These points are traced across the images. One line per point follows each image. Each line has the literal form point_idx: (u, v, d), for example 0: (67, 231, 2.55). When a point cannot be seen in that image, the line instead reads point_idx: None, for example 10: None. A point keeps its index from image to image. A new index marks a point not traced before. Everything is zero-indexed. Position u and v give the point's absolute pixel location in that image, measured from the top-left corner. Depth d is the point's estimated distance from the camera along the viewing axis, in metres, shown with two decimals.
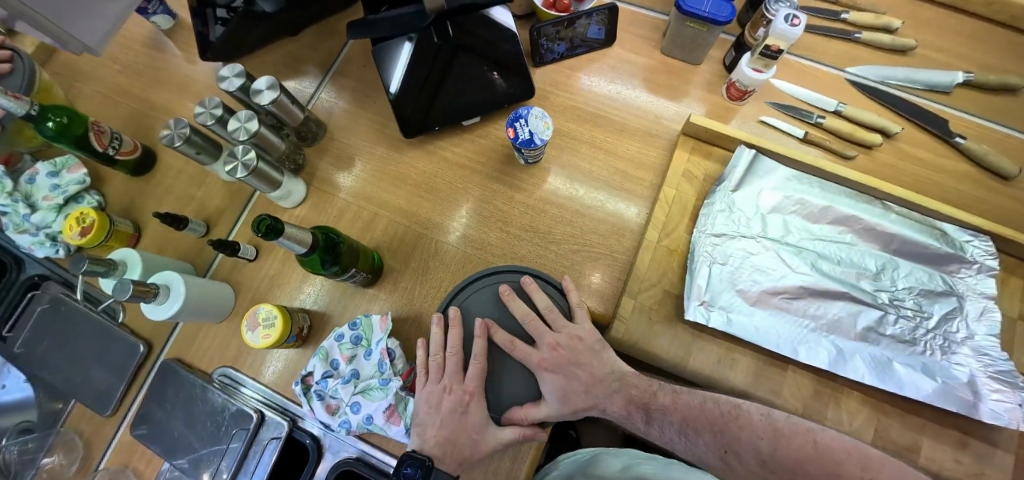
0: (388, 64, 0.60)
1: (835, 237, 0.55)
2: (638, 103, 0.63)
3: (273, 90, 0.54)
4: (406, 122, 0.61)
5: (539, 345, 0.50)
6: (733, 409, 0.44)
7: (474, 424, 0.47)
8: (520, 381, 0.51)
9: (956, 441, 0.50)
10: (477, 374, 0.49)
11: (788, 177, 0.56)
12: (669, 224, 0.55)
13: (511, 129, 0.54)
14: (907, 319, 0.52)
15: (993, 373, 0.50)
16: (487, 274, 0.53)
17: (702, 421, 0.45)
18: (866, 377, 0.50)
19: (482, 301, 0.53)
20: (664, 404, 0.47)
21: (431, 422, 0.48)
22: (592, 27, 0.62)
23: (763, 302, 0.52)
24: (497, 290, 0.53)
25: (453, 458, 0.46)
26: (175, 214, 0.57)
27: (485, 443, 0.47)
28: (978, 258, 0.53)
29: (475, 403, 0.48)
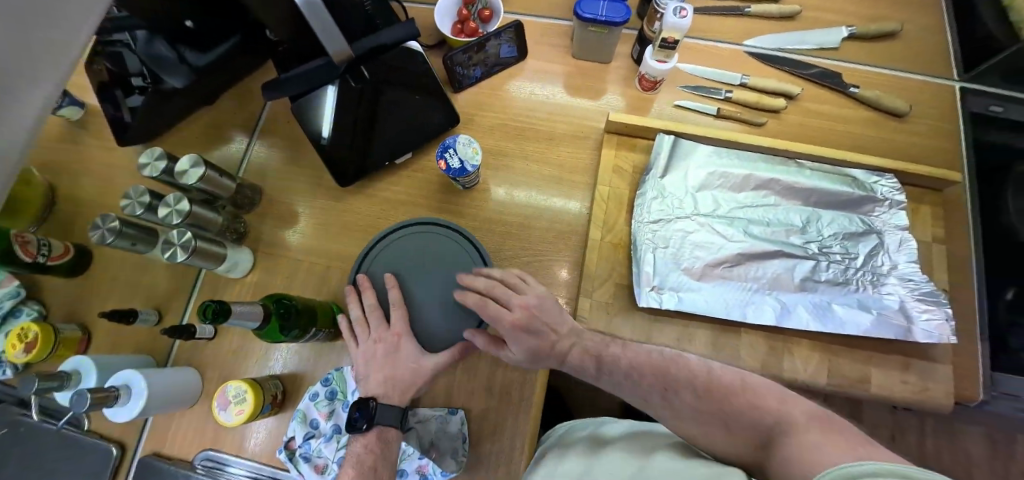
0: (314, 116, 0.59)
1: (761, 202, 0.58)
2: (560, 109, 0.65)
3: (198, 166, 0.54)
4: (342, 170, 0.61)
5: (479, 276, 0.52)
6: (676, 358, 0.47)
7: (408, 359, 0.50)
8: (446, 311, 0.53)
9: (900, 364, 0.54)
10: (401, 316, 0.52)
11: (710, 154, 0.59)
12: (610, 220, 0.58)
13: (442, 161, 0.56)
14: (838, 263, 0.57)
15: (921, 295, 0.55)
16: (401, 228, 0.56)
17: (652, 366, 0.47)
18: (811, 324, 0.54)
19: (393, 255, 0.55)
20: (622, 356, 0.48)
21: (371, 371, 0.51)
22: (504, 46, 0.64)
23: (707, 275, 0.56)
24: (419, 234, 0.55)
25: (395, 392, 0.50)
26: (122, 309, 0.56)
27: (420, 373, 0.50)
28: (887, 195, 0.58)
29: (405, 342, 0.51)
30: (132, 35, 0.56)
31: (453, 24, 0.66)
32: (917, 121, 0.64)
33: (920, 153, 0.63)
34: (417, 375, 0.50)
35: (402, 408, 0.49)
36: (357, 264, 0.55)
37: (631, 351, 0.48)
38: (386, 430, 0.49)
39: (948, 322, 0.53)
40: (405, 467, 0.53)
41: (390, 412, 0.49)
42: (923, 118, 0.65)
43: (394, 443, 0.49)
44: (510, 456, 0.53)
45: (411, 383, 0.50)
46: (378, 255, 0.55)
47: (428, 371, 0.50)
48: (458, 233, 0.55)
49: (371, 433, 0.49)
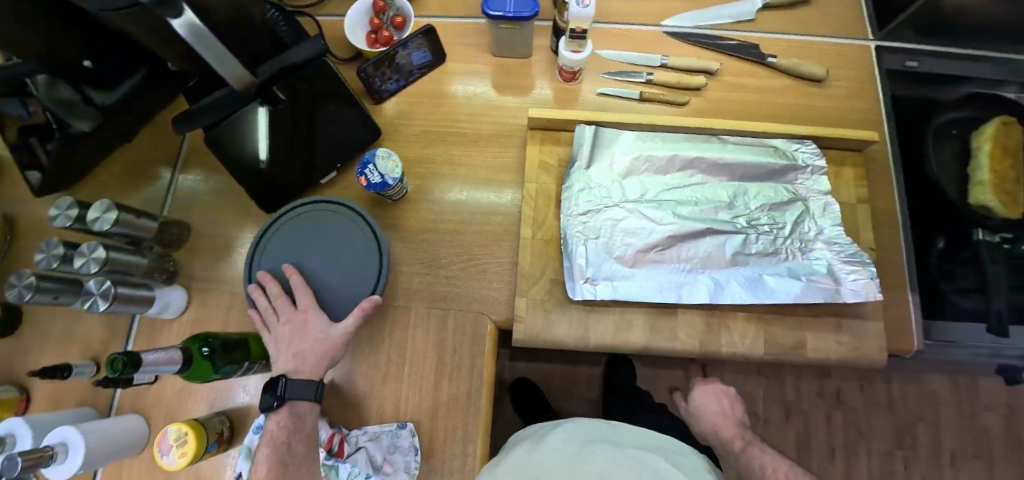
0: (245, 141, 0.56)
1: (687, 181, 0.59)
2: (484, 110, 0.65)
3: (111, 211, 0.52)
4: (282, 188, 0.60)
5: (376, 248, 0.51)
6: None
7: (316, 334, 0.48)
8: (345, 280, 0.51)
9: (832, 325, 0.56)
10: (303, 291, 0.49)
11: (634, 139, 0.59)
12: (539, 216, 0.58)
13: (362, 177, 0.55)
14: (767, 234, 0.57)
15: (846, 257, 0.56)
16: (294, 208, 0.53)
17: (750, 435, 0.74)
18: (744, 297, 0.55)
19: (290, 230, 0.53)
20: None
21: (282, 353, 0.49)
22: (414, 54, 0.64)
23: (640, 261, 0.56)
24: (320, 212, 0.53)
25: (307, 367, 0.48)
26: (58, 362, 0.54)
27: (330, 341, 0.48)
28: (809, 161, 0.59)
29: (312, 316, 0.49)
30: (29, 81, 0.50)
31: (367, 35, 0.65)
32: (834, 84, 0.65)
33: (839, 116, 0.64)
34: (331, 345, 0.49)
35: (317, 383, 0.48)
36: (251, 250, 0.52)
37: (754, 454, 0.69)
38: (301, 404, 0.49)
39: (873, 280, 0.54)
40: None
41: (304, 384, 0.48)
42: (841, 81, 0.66)
43: (307, 417, 0.49)
44: (463, 462, 0.54)
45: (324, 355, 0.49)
46: (271, 245, 0.52)
47: (339, 338, 0.49)
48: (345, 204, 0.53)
49: (284, 410, 0.48)
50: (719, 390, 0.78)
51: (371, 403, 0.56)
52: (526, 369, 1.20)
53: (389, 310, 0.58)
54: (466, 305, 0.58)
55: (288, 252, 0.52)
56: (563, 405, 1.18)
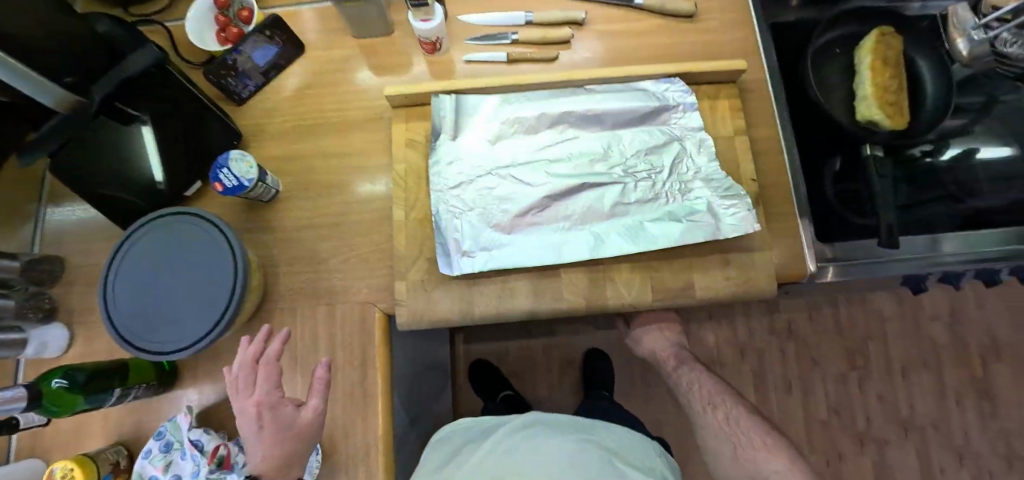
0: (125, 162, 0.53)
1: (559, 138, 0.57)
2: (351, 96, 0.63)
3: None
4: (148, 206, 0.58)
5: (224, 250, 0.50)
6: (724, 395, 0.70)
7: (281, 427, 0.44)
8: (201, 291, 0.49)
9: (720, 261, 0.55)
10: (268, 377, 0.44)
11: (499, 103, 0.57)
12: (411, 196, 0.56)
13: (217, 182, 0.53)
14: (645, 180, 0.56)
15: (725, 192, 0.55)
16: (139, 228, 0.51)
17: (683, 353, 0.80)
18: (625, 247, 0.54)
19: (140, 254, 0.50)
20: (689, 398, 0.74)
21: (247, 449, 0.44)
22: (255, 54, 0.61)
23: (518, 226, 0.55)
24: (169, 228, 0.51)
25: (273, 468, 0.43)
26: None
27: (299, 430, 0.45)
28: (679, 100, 0.57)
29: (272, 407, 0.44)
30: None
31: (217, 33, 0.62)
32: (705, 17, 0.64)
33: (713, 49, 0.63)
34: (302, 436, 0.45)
35: None
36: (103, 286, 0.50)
37: (684, 372, 0.76)
38: None
39: (750, 212, 0.53)
40: None
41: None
42: (710, 14, 0.64)
43: None
44: (366, 453, 0.53)
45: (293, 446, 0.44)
46: (124, 275, 0.50)
47: (310, 423, 0.45)
48: (190, 212, 0.51)
49: None
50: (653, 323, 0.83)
51: None
52: (482, 350, 1.20)
53: (275, 314, 0.57)
54: (352, 297, 0.57)
55: (145, 279, 0.50)
56: (524, 380, 1.19)
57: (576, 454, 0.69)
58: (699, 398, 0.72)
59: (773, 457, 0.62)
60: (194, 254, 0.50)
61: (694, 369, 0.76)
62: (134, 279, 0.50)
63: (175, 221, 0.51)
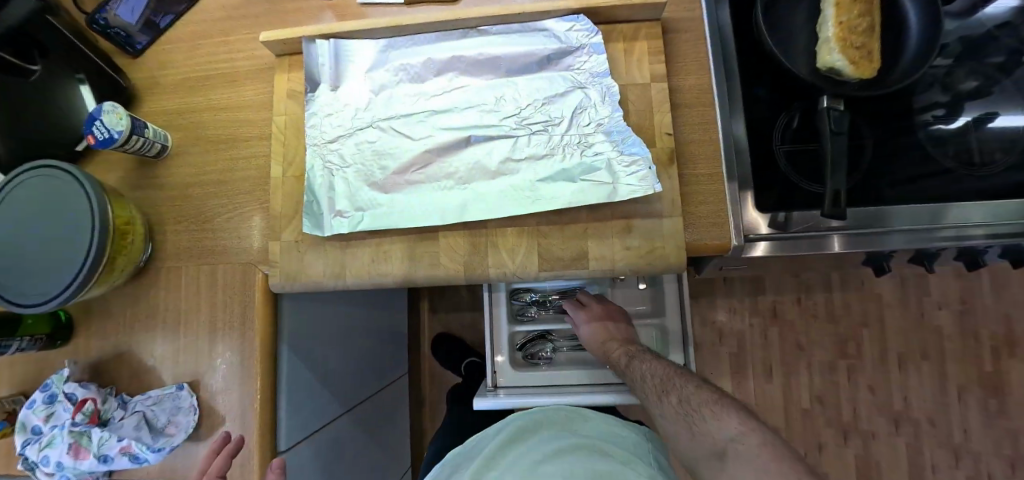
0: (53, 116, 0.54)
1: (446, 88, 0.51)
2: (244, 45, 0.59)
3: None
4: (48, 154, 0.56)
5: (86, 202, 0.48)
6: (680, 376, 0.48)
7: None
8: (63, 246, 0.48)
9: (621, 228, 0.49)
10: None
11: (383, 49, 0.52)
12: (290, 151, 0.53)
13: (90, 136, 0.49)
14: (539, 134, 0.50)
15: (627, 147, 0.48)
16: (8, 183, 0.50)
17: (638, 347, 0.60)
18: (509, 209, 0.48)
19: (9, 208, 0.50)
20: (641, 396, 0.51)
21: None
22: (120, 11, 0.57)
23: (396, 185, 0.50)
24: (34, 182, 0.50)
25: None
26: None
27: None
28: (583, 41, 0.50)
29: None
30: None
31: None
32: None
33: None
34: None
35: None
36: None
37: (638, 366, 0.55)
38: None
39: (651, 170, 0.46)
40: (106, 453, 0.48)
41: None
42: None
43: None
44: (242, 415, 0.53)
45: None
46: None
47: None
48: (53, 164, 0.50)
49: None
50: (603, 311, 0.67)
51: (153, 367, 0.55)
52: (446, 321, 1.18)
53: (162, 273, 0.56)
54: (234, 258, 0.55)
55: (12, 237, 0.49)
56: None
57: (567, 465, 0.50)
58: (652, 388, 0.50)
59: (726, 420, 0.39)
60: (58, 207, 0.49)
61: (649, 359, 0.55)
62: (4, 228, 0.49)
63: (42, 176, 0.50)
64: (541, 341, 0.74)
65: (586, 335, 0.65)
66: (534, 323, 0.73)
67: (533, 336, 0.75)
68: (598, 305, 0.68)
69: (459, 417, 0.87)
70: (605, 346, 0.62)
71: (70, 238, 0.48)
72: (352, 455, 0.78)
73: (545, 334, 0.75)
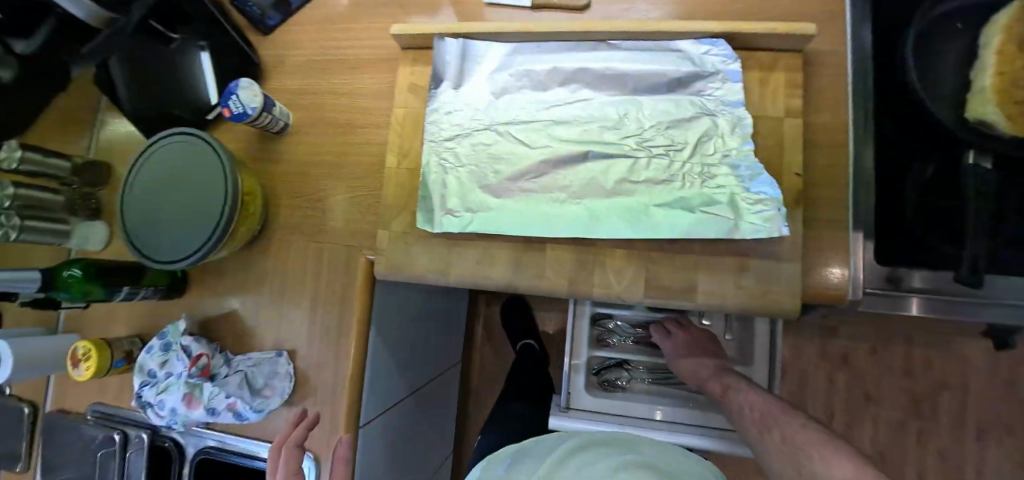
0: (182, 87, 0.58)
1: (569, 98, 0.51)
2: (369, 32, 0.60)
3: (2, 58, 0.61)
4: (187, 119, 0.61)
5: (221, 171, 0.51)
6: (785, 413, 0.48)
7: None
8: (197, 211, 0.51)
9: (734, 266, 0.48)
10: (286, 463, 0.44)
11: (510, 53, 0.52)
12: (406, 144, 0.54)
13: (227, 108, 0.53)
14: (661, 159, 0.49)
15: (754, 184, 0.46)
16: (153, 145, 0.54)
17: (733, 375, 0.59)
18: (622, 231, 0.48)
19: (153, 169, 0.54)
20: (739, 427, 0.52)
21: None
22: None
23: (510, 191, 0.51)
24: (175, 147, 0.53)
25: None
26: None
27: None
28: (720, 67, 0.48)
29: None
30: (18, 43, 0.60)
31: None
32: None
33: (779, 10, 0.52)
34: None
35: None
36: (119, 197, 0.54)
37: (739, 396, 0.54)
38: None
39: (780, 212, 0.45)
40: (214, 406, 0.52)
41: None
42: None
43: None
44: (335, 385, 0.56)
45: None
46: (136, 189, 0.53)
47: None
48: (192, 132, 0.53)
49: None
50: (691, 337, 0.68)
51: (259, 331, 0.59)
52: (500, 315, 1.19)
53: (272, 245, 0.60)
54: (341, 241, 0.57)
55: (153, 195, 0.53)
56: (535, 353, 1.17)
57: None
58: (752, 421, 0.50)
59: (838, 465, 0.38)
60: (195, 172, 0.52)
61: (747, 389, 0.55)
62: (144, 188, 0.53)
63: (181, 142, 0.54)
64: (617, 368, 0.75)
65: (671, 357, 0.67)
66: (613, 350, 0.73)
67: (609, 362, 0.75)
68: (683, 331, 0.69)
69: (511, 415, 0.89)
70: (696, 372, 0.63)
71: (206, 204, 0.51)
72: (410, 437, 0.80)
73: (622, 362, 0.75)
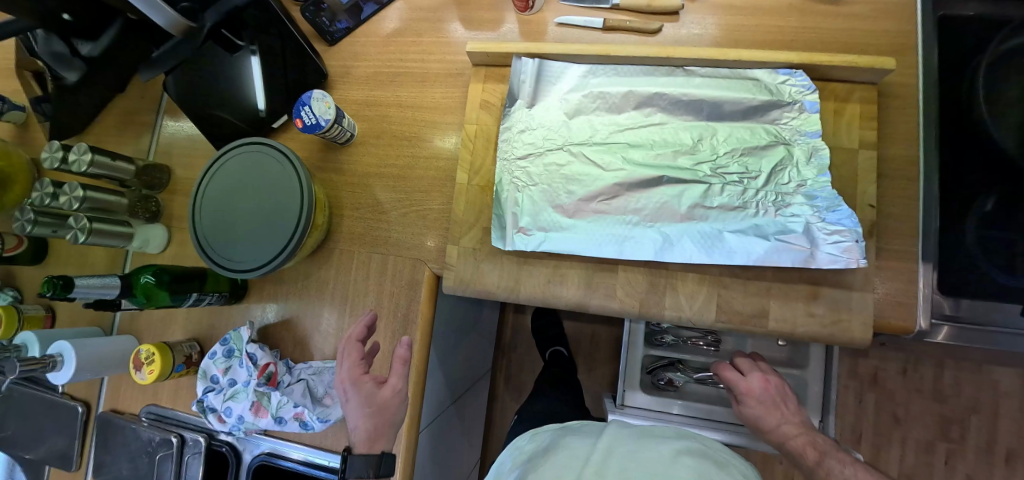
0: (235, 93, 0.60)
1: (643, 122, 0.52)
2: (436, 45, 0.61)
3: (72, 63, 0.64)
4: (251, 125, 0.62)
5: (295, 184, 0.52)
6: None
7: (369, 392, 0.48)
8: (270, 223, 0.52)
9: (806, 294, 0.48)
10: (351, 356, 0.49)
11: (585, 74, 0.53)
12: (477, 160, 0.54)
13: (298, 118, 0.54)
14: (735, 185, 0.50)
15: (829, 215, 0.47)
16: (225, 153, 0.55)
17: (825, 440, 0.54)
18: (694, 256, 0.49)
19: (225, 177, 0.54)
20: None
21: (356, 415, 0.48)
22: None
23: (582, 211, 0.51)
24: (248, 157, 0.54)
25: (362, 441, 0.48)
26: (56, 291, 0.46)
27: (381, 406, 0.48)
28: (796, 97, 0.49)
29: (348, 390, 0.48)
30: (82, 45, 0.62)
31: None
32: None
33: (853, 40, 0.53)
34: (376, 411, 0.48)
35: (373, 457, 0.47)
36: (190, 204, 0.54)
37: (832, 466, 0.50)
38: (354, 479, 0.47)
39: (858, 244, 0.45)
40: (281, 415, 0.52)
41: (366, 463, 0.47)
42: None
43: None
44: None
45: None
46: (208, 196, 0.54)
47: (389, 400, 0.49)
48: (264, 143, 0.54)
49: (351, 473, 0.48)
50: (767, 380, 0.58)
51: (319, 339, 0.59)
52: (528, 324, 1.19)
53: (334, 254, 0.60)
54: (405, 253, 0.57)
55: (224, 204, 0.53)
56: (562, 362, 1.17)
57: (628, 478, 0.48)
58: None
59: None
60: (268, 182, 0.53)
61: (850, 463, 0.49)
62: (217, 197, 0.54)
63: (254, 152, 0.54)
64: (670, 367, 0.75)
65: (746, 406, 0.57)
66: (669, 349, 0.74)
67: (663, 361, 0.75)
68: (759, 378, 0.58)
69: None
70: (777, 423, 0.56)
71: (279, 215, 0.52)
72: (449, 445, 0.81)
73: (676, 361, 0.75)
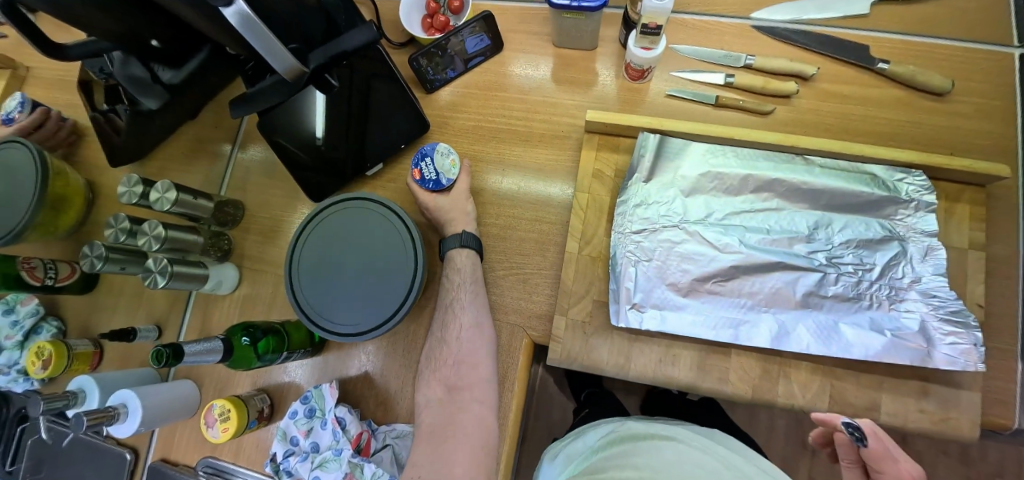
0: (295, 118, 0.57)
1: (759, 206, 0.52)
2: (541, 102, 0.61)
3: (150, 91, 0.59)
4: (337, 164, 0.60)
5: (406, 246, 0.50)
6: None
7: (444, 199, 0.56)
8: (377, 285, 0.49)
9: (917, 390, 0.49)
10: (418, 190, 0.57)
11: (703, 152, 0.53)
12: (588, 230, 0.54)
13: (418, 170, 0.56)
14: (850, 276, 0.50)
15: (946, 315, 0.47)
16: (326, 207, 0.53)
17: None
18: (811, 346, 0.49)
19: (325, 232, 0.52)
20: None
21: (452, 220, 0.56)
22: (468, 40, 0.60)
23: (696, 291, 0.51)
24: (349, 210, 0.52)
25: (455, 223, 0.55)
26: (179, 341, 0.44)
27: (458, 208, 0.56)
28: (914, 195, 0.50)
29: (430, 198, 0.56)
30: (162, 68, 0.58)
31: (422, 18, 0.62)
32: (960, 99, 0.55)
33: (958, 139, 0.54)
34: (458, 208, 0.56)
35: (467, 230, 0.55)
36: (287, 258, 0.52)
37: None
38: (470, 253, 0.55)
39: (976, 348, 0.46)
40: None
41: (456, 235, 0.54)
42: (967, 96, 0.55)
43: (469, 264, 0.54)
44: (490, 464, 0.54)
45: (480, 286, 0.54)
46: (306, 250, 0.52)
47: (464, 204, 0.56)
48: (363, 199, 0.52)
49: (460, 267, 0.54)
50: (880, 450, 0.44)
51: (401, 403, 0.56)
52: None
53: (424, 310, 0.58)
54: (502, 316, 0.55)
55: (324, 259, 0.51)
56: None
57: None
58: None
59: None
60: (378, 241, 0.51)
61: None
62: (317, 251, 0.52)
63: (359, 206, 0.52)
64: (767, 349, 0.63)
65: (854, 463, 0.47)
66: None
67: None
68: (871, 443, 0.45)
69: None
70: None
71: (389, 276, 0.49)
72: None
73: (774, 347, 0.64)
